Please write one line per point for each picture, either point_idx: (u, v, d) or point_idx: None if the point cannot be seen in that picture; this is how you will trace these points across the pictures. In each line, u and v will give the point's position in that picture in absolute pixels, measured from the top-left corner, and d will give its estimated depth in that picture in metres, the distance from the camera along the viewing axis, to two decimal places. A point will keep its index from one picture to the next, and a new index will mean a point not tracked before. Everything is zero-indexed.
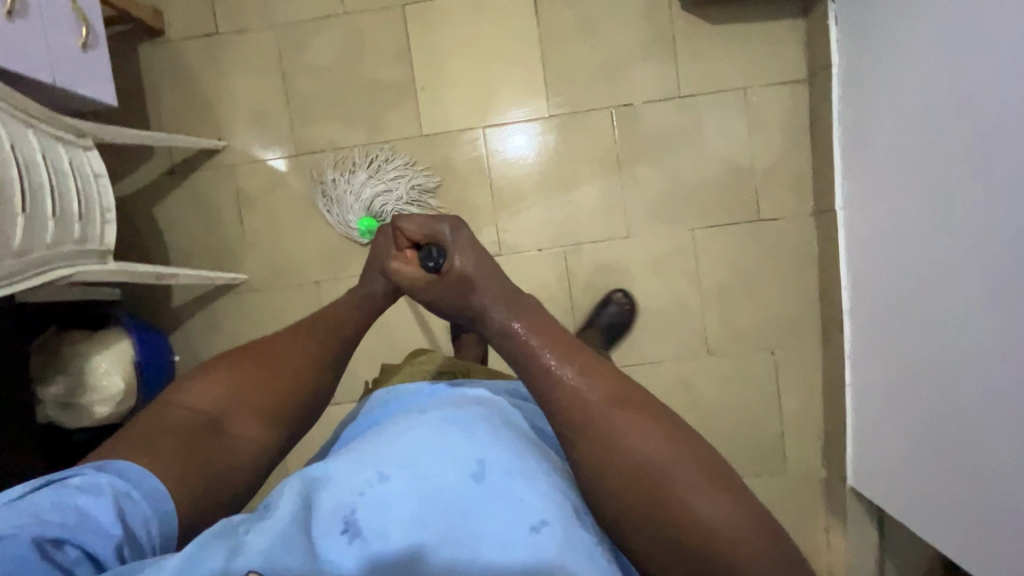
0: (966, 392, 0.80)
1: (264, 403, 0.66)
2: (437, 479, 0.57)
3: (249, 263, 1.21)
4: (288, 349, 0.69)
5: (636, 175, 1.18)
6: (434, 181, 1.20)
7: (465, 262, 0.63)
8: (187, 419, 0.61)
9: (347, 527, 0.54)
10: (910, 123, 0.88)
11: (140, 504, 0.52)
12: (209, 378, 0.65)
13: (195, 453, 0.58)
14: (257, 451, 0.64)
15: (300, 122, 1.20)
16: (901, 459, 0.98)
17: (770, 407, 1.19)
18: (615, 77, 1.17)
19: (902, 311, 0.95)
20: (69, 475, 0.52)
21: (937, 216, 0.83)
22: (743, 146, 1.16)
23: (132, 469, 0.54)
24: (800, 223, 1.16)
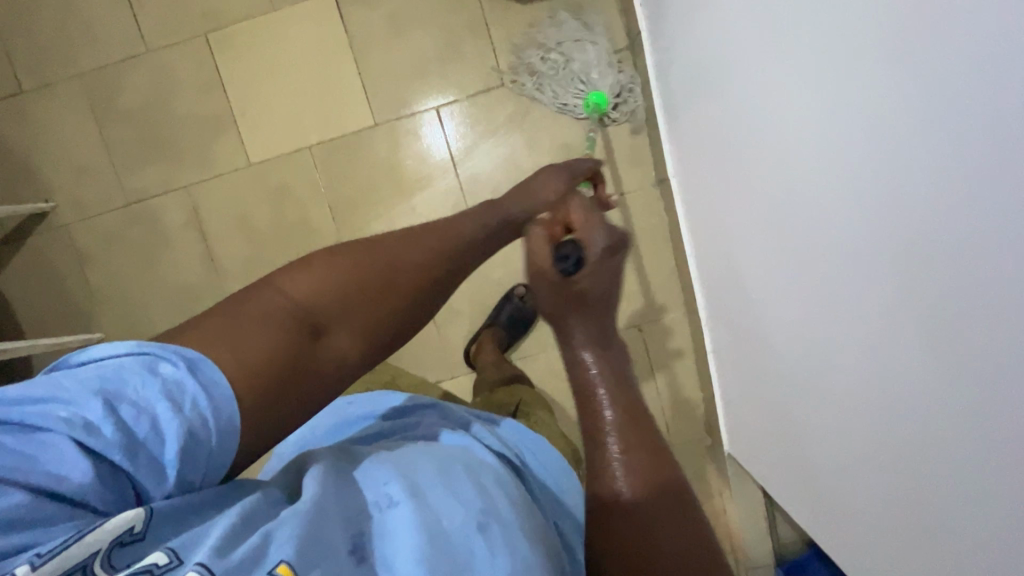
0: (782, 359, 0.80)
1: (366, 315, 0.51)
2: (453, 515, 0.43)
3: (101, 320, 1.19)
4: (415, 248, 0.56)
5: (475, 171, 1.16)
6: (273, 207, 1.17)
7: (595, 282, 0.49)
8: (283, 309, 0.47)
9: (356, 548, 0.40)
10: (702, 90, 0.87)
11: (214, 437, 0.40)
12: (318, 264, 0.51)
13: (281, 360, 0.44)
14: (332, 373, 0.48)
15: (125, 169, 1.17)
16: (753, 423, 0.97)
17: (645, 382, 1.18)
18: (435, 74, 1.14)
19: (728, 278, 0.95)
20: (157, 360, 0.40)
21: (738, 185, 0.82)
22: (575, 124, 1.13)
23: (220, 387, 0.41)
24: (643, 195, 1.14)
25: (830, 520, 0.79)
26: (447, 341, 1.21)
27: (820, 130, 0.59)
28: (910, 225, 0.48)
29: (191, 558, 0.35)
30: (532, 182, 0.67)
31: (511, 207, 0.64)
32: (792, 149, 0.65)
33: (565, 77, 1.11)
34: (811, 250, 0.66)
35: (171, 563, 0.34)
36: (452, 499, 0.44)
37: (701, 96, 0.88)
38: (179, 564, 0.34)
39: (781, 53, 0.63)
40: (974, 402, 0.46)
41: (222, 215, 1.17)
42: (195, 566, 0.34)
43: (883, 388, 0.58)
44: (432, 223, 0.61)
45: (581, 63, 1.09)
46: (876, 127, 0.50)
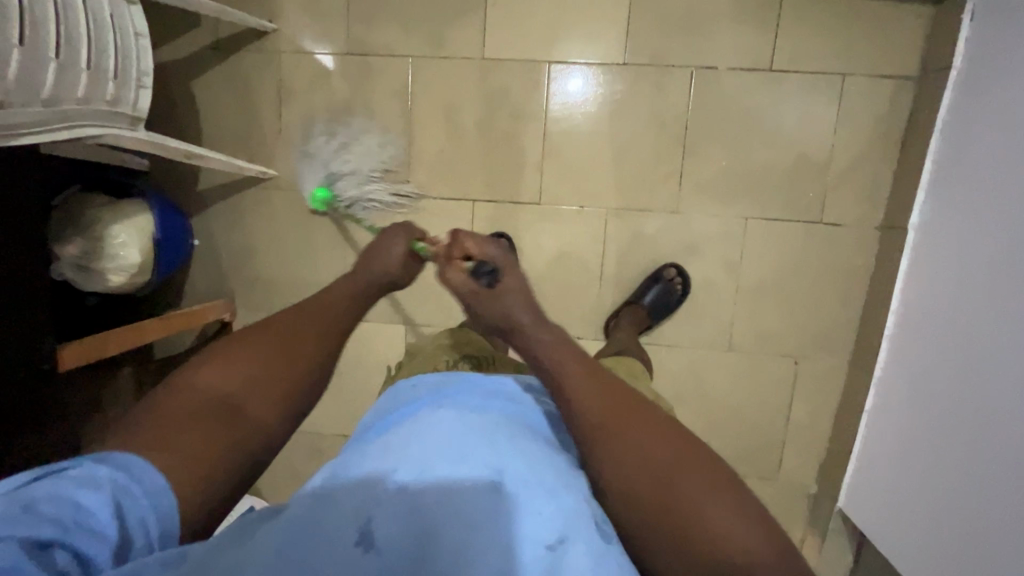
0: (980, 459, 0.80)
1: (279, 392, 0.62)
2: (452, 484, 0.51)
3: (279, 160, 1.18)
4: (288, 325, 0.67)
5: (702, 149, 1.09)
6: (485, 111, 1.12)
7: (515, 282, 0.71)
8: (200, 404, 0.57)
9: (363, 538, 0.46)
10: (998, 164, 0.82)
11: (140, 501, 0.47)
12: (221, 359, 0.61)
13: (212, 444, 0.55)
14: (264, 438, 0.59)
15: (354, 18, 1.11)
16: (899, 498, 0.98)
17: (778, 414, 1.16)
18: (703, 33, 1.05)
19: (937, 358, 0.92)
20: (62, 468, 0.46)
21: (999, 279, 0.80)
22: (824, 138, 1.06)
23: (133, 463, 0.49)
24: (861, 234, 1.08)
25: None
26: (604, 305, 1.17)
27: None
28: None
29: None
30: (371, 248, 0.80)
31: (361, 286, 0.76)
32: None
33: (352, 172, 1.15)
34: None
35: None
36: (435, 475, 0.52)
37: (996, 171, 0.83)
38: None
39: None
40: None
41: (432, 101, 1.13)
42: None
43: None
44: (312, 296, 0.73)
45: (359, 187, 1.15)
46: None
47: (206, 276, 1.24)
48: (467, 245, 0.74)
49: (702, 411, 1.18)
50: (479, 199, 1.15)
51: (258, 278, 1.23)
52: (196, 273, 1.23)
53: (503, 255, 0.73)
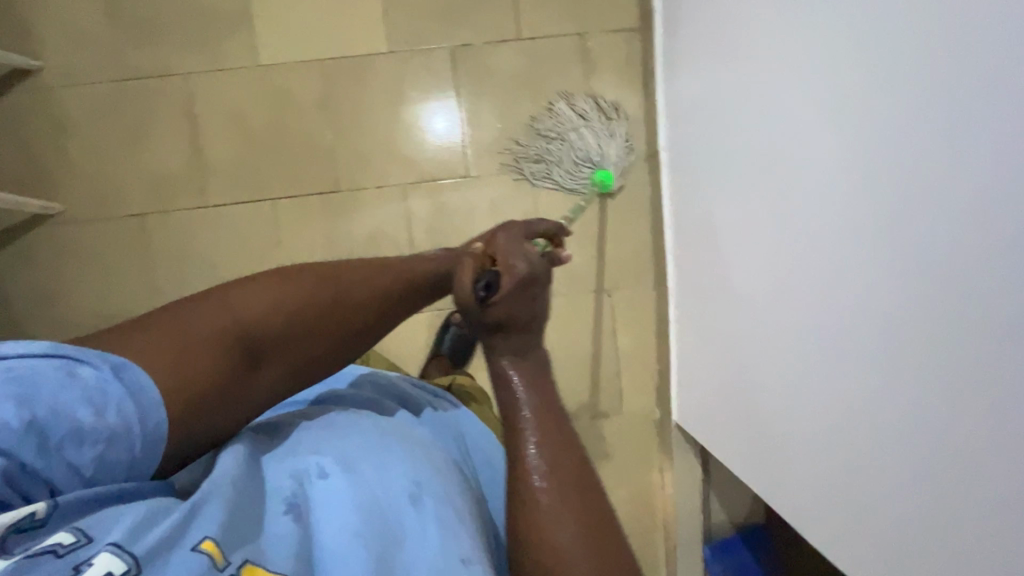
0: (760, 328, 0.87)
1: (304, 342, 0.62)
2: (378, 489, 0.54)
3: (66, 193, 1.15)
4: (345, 276, 0.65)
5: (478, 117, 1.19)
6: (271, 114, 1.17)
7: (507, 307, 0.55)
8: (218, 328, 0.56)
9: (291, 508, 0.51)
10: (706, 73, 0.96)
11: (136, 439, 0.49)
12: (260, 285, 0.61)
13: (218, 376, 0.55)
14: (257, 390, 0.60)
15: (125, 46, 1.14)
16: (712, 392, 1.03)
17: (605, 348, 1.21)
18: (454, 16, 1.17)
19: (706, 254, 1.02)
20: (81, 361, 0.47)
21: (733, 169, 0.91)
22: (580, 90, 1.19)
23: (147, 392, 0.50)
24: (633, 168, 1.19)
25: (778, 460, 0.87)
26: None
27: (842, 75, 0.65)
28: (920, 131, 0.56)
29: (100, 539, 0.42)
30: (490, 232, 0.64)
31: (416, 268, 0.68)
32: (806, 99, 0.72)
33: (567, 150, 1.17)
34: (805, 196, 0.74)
35: (78, 541, 0.41)
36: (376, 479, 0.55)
37: (705, 79, 0.97)
38: (86, 543, 0.41)
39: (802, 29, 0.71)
40: (960, 278, 0.53)
41: (218, 112, 1.16)
42: (109, 547, 0.41)
43: (860, 302, 0.66)
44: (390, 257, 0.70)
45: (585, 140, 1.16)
46: (891, 56, 0.58)
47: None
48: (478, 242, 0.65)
49: None
50: (280, 197, 1.18)
51: (57, 319, 1.16)
52: None
53: (515, 282, 0.57)
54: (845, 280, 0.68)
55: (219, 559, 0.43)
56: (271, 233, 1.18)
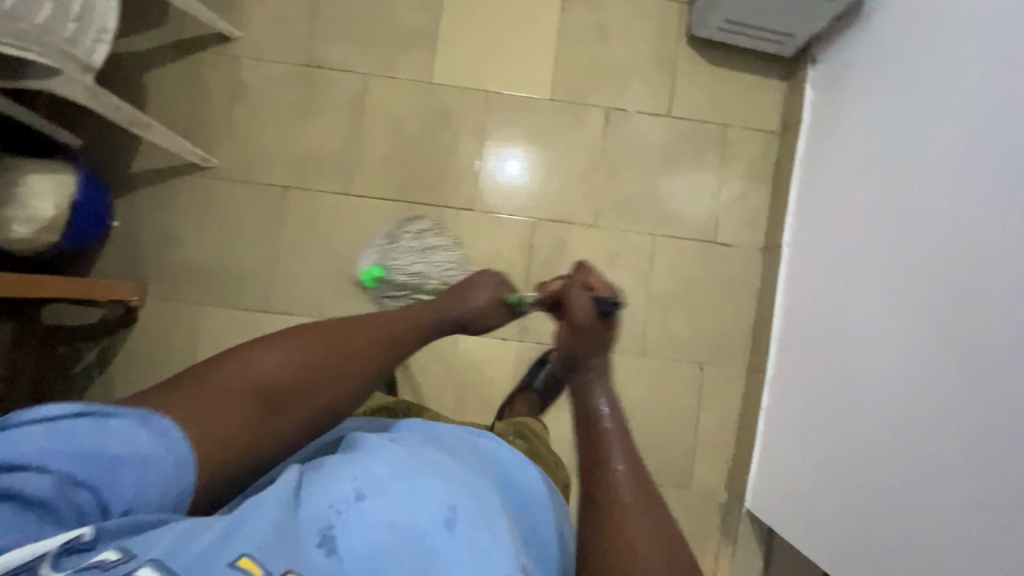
0: (867, 420, 0.88)
1: (319, 396, 0.66)
2: (407, 514, 0.55)
3: (222, 151, 1.21)
4: (348, 334, 0.70)
5: (616, 173, 1.26)
6: (429, 126, 1.25)
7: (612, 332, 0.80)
8: (242, 388, 0.60)
9: (325, 540, 0.51)
10: (853, 175, 1.02)
11: (166, 470, 0.51)
12: (270, 346, 0.64)
13: (247, 429, 0.59)
14: (281, 438, 0.63)
15: (315, 37, 1.24)
16: (800, 477, 1.03)
17: (688, 418, 1.22)
18: (614, 82, 1.28)
19: (819, 340, 1.05)
20: (115, 412, 0.51)
21: (867, 264, 0.94)
22: (713, 173, 1.27)
23: (171, 432, 0.53)
24: (748, 254, 1.25)
25: (862, 555, 0.85)
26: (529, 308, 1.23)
27: (1010, 197, 0.70)
28: None
29: (141, 555, 0.44)
30: (464, 285, 0.84)
31: (443, 308, 0.81)
32: (965, 214, 0.76)
33: (410, 253, 1.16)
34: (947, 291, 0.78)
35: (122, 558, 0.43)
36: (402, 505, 0.55)
37: (851, 180, 1.03)
38: (130, 558, 0.43)
39: (970, 153, 0.77)
40: None
41: (381, 113, 1.24)
42: (148, 562, 0.43)
43: (998, 406, 0.67)
44: (383, 314, 0.76)
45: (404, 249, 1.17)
46: None
47: (120, 259, 1.18)
48: (481, 293, 0.84)
49: (619, 415, 1.21)
50: (416, 202, 1.23)
51: (178, 264, 1.20)
52: (109, 255, 1.18)
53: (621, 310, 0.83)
54: (979, 388, 0.70)
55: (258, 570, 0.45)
56: None
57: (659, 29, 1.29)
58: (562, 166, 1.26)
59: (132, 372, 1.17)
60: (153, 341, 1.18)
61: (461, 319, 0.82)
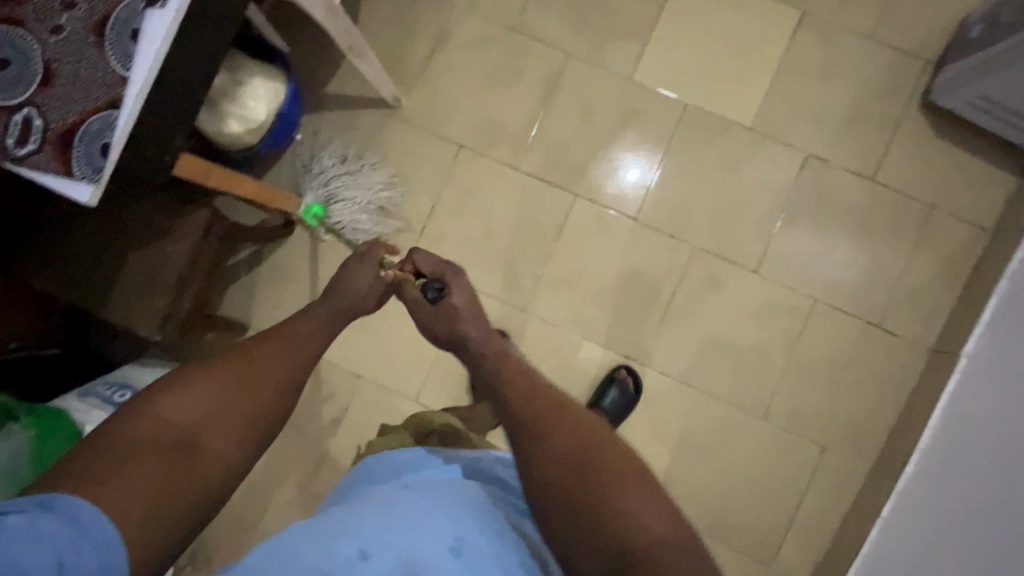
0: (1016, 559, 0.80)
1: (236, 428, 0.64)
2: (410, 558, 0.54)
3: (411, 95, 1.23)
4: (261, 351, 0.70)
5: (793, 225, 1.18)
6: (616, 123, 1.20)
7: (459, 298, 0.78)
8: (165, 435, 0.59)
9: None
10: None
11: (88, 556, 0.50)
12: (184, 385, 0.63)
13: (173, 475, 0.57)
14: (218, 471, 0.61)
15: (530, 7, 1.22)
16: None
17: (789, 497, 1.15)
18: (821, 129, 1.18)
19: (974, 459, 0.95)
20: (7, 512, 0.48)
21: None
22: (900, 254, 1.16)
23: (84, 511, 0.51)
24: (912, 351, 1.15)
25: None
26: (661, 335, 1.18)
27: None
28: None
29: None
30: (345, 277, 0.81)
31: (340, 304, 0.79)
32: None
33: (363, 183, 1.19)
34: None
35: None
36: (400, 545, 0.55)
37: None
38: None
39: None
40: None
41: (572, 98, 1.21)
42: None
43: None
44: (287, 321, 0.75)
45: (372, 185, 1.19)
46: None
47: (291, 172, 1.22)
48: (364, 277, 0.80)
49: (720, 471, 1.17)
50: (580, 196, 1.20)
51: None
52: (283, 165, 1.23)
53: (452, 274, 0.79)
54: None
55: None
56: (555, 221, 1.20)
57: (888, 86, 1.18)
58: (740, 201, 1.19)
59: (274, 280, 1.23)
60: (300, 258, 1.23)
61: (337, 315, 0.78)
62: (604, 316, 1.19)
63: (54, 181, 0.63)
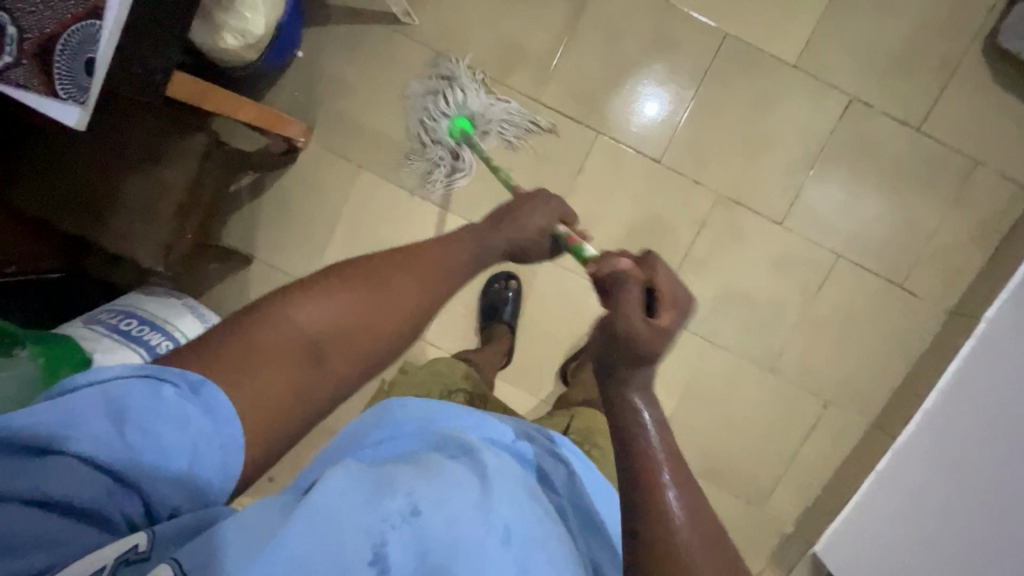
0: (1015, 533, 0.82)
1: (355, 347, 0.55)
2: (474, 529, 0.50)
3: (425, 10, 1.12)
4: (411, 271, 0.60)
5: (827, 175, 1.11)
6: (648, 52, 1.10)
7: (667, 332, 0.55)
8: (289, 342, 0.51)
9: (376, 556, 0.46)
10: None
11: (216, 454, 0.47)
12: (323, 291, 0.55)
13: (298, 386, 0.51)
14: (333, 390, 0.54)
15: None
16: (895, 548, 1.00)
17: (787, 446, 1.18)
18: (871, 69, 1.08)
19: (977, 429, 0.95)
20: (161, 380, 0.46)
21: None
22: (936, 211, 1.10)
23: (219, 408, 0.47)
24: (930, 312, 1.13)
25: None
26: None
27: None
28: None
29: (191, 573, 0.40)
30: (520, 207, 0.73)
31: (496, 234, 0.70)
32: None
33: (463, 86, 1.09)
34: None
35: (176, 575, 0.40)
36: (452, 515, 0.50)
37: None
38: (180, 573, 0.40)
39: None
40: None
41: (602, 20, 1.10)
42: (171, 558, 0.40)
43: None
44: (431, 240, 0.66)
45: (494, 114, 1.10)
46: None
47: (295, 92, 1.14)
48: (536, 220, 0.72)
49: (722, 419, 1.18)
50: (603, 134, 1.12)
51: (348, 118, 1.15)
52: (285, 85, 1.13)
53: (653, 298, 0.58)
54: None
55: None
56: (576, 160, 1.13)
57: (953, 22, 1.07)
58: (773, 145, 1.11)
59: (280, 210, 1.18)
60: (305, 188, 1.17)
61: (485, 244, 0.68)
62: None
63: (36, 101, 0.57)
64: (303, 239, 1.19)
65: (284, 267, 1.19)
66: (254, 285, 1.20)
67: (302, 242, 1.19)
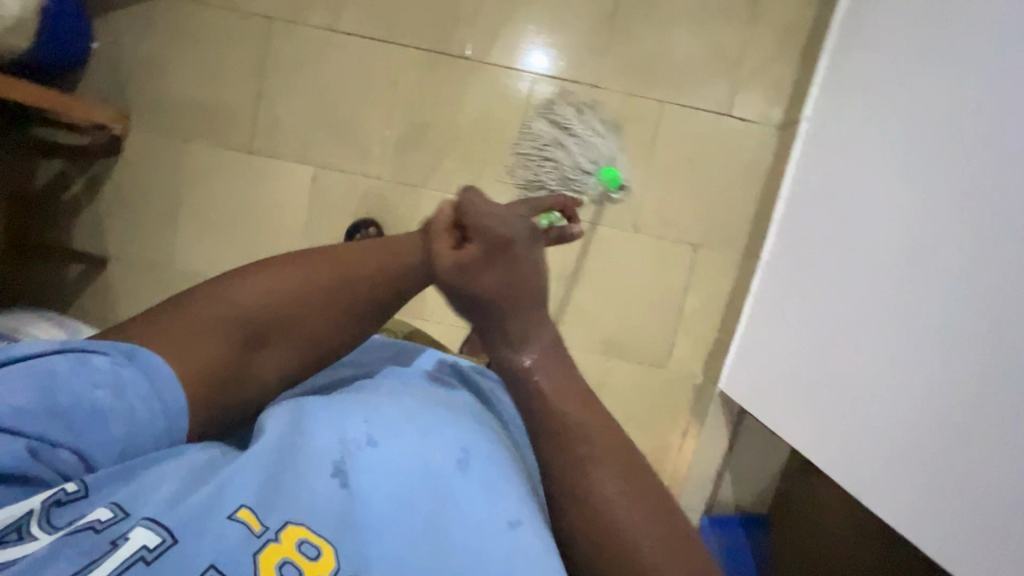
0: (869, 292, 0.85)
1: (296, 334, 0.58)
2: (426, 452, 0.54)
3: None
4: (364, 256, 0.61)
5: (630, 30, 1.14)
6: None
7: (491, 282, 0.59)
8: (226, 322, 0.55)
9: (338, 471, 0.50)
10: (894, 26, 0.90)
11: (158, 418, 0.50)
12: (271, 271, 0.58)
13: (219, 365, 0.54)
14: (274, 368, 0.58)
15: None
16: (781, 351, 1.02)
17: (671, 299, 1.19)
18: None
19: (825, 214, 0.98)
20: (93, 351, 0.49)
21: (894, 121, 0.86)
22: (739, 36, 1.14)
23: (158, 372, 0.50)
24: (764, 132, 1.15)
25: (851, 431, 0.85)
26: (519, 172, 1.17)
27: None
28: None
29: (137, 511, 0.43)
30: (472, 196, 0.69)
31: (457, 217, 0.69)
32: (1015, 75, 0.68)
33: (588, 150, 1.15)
34: (997, 193, 0.68)
35: (115, 516, 0.43)
36: (411, 442, 0.54)
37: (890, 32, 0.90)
38: (122, 517, 0.43)
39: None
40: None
41: None
42: (142, 521, 0.42)
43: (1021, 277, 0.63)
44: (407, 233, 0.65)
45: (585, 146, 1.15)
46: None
47: (104, 86, 1.15)
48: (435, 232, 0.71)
49: (605, 290, 1.19)
50: (409, 46, 1.15)
51: (162, 98, 1.15)
52: (91, 81, 1.14)
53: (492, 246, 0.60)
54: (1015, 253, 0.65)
55: (255, 525, 0.44)
56: (390, 78, 1.15)
57: None
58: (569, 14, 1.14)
59: (121, 205, 1.17)
60: (138, 177, 1.17)
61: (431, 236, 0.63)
62: (460, 162, 1.17)
63: None
64: (151, 226, 1.18)
65: (141, 260, 1.19)
66: (117, 284, 1.19)
67: (150, 230, 1.18)
